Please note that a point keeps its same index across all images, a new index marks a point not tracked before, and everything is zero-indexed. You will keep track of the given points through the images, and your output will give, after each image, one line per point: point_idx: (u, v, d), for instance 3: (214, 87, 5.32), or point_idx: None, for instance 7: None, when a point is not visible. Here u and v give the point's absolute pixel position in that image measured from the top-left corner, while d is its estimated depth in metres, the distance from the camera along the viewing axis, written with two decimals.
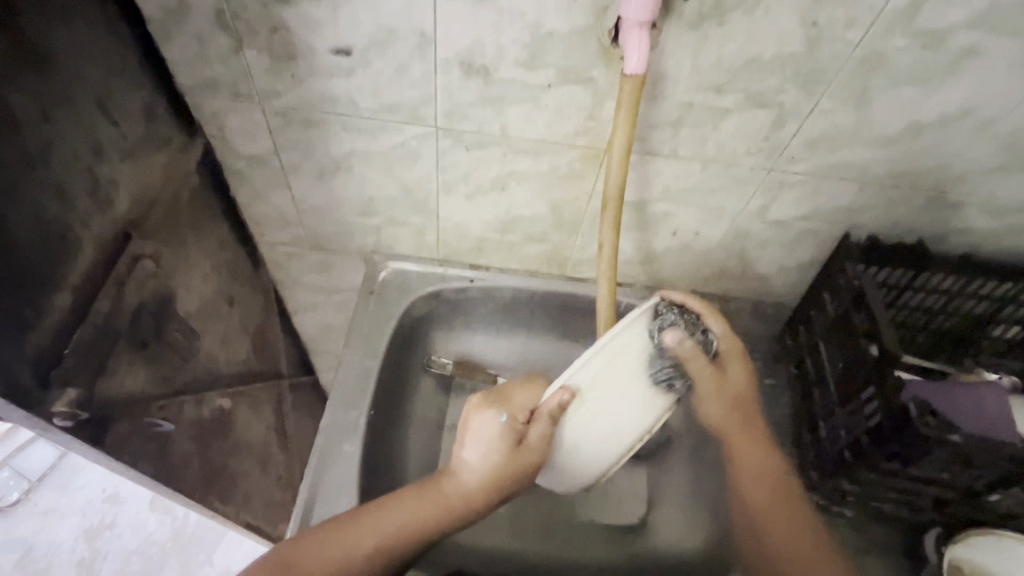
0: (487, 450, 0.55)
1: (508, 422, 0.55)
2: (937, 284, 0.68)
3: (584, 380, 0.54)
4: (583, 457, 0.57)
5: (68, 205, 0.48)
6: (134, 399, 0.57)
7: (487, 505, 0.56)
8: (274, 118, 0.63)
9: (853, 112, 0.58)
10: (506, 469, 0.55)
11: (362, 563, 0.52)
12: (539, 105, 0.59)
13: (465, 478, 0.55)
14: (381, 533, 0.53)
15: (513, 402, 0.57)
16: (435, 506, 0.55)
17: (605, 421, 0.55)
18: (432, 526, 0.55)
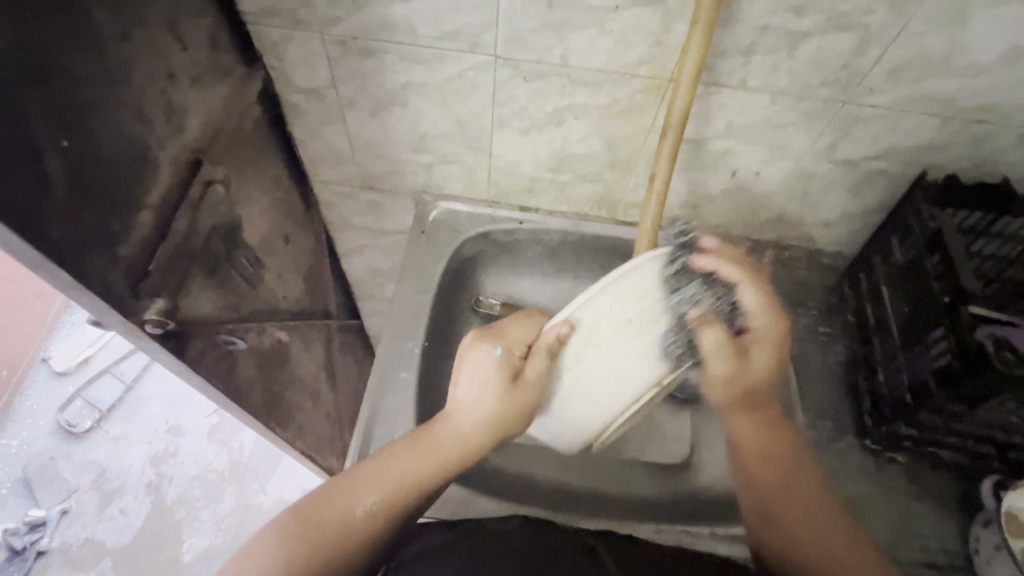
0: (482, 385, 0.53)
1: (504, 355, 0.54)
2: (1022, 229, 0.64)
3: (586, 317, 0.54)
4: (588, 402, 0.54)
5: (146, 125, 0.50)
6: (208, 320, 0.61)
7: (485, 450, 0.54)
8: (333, 47, 0.63)
9: (946, 34, 0.54)
10: (502, 408, 0.53)
11: (366, 522, 0.50)
12: (604, 30, 0.57)
13: (458, 421, 0.53)
14: (379, 488, 0.51)
15: (510, 337, 0.56)
16: (432, 455, 0.52)
17: (606, 366, 0.52)
18: (431, 476, 0.52)
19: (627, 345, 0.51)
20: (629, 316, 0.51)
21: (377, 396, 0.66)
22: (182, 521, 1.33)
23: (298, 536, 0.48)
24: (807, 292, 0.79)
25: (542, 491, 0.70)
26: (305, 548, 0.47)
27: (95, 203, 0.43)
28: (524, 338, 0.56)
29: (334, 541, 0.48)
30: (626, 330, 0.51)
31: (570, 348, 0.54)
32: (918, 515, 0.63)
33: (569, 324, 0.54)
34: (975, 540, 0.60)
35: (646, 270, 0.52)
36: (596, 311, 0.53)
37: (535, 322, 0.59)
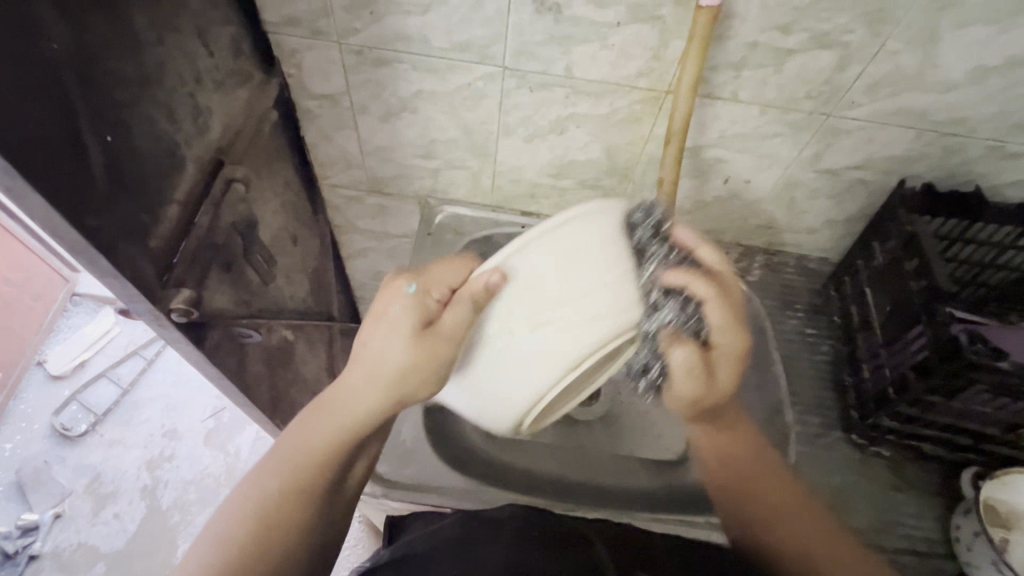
0: (389, 332, 0.46)
1: (418, 293, 0.47)
2: (990, 235, 0.69)
3: (522, 270, 0.45)
4: (526, 367, 0.46)
5: (175, 125, 0.52)
6: (224, 313, 0.63)
7: (387, 411, 0.48)
8: (349, 56, 0.67)
9: (920, 53, 0.58)
10: (410, 359, 0.45)
11: (277, 507, 0.45)
12: (606, 44, 0.61)
13: (354, 384, 0.47)
14: (282, 471, 0.47)
15: (431, 275, 0.48)
16: (331, 424, 0.47)
17: (533, 343, 0.45)
18: (335, 444, 0.48)
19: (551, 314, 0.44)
20: (562, 286, 0.44)
21: None
22: (176, 526, 1.32)
23: (231, 535, 0.44)
24: (795, 295, 0.83)
25: (541, 483, 0.72)
26: (230, 550, 0.43)
27: (128, 197, 0.46)
28: (451, 282, 0.47)
29: (253, 534, 0.44)
30: (571, 282, 0.44)
31: (502, 305, 0.46)
32: (901, 505, 0.66)
33: (499, 273, 0.46)
34: (956, 529, 0.62)
35: (584, 223, 0.45)
36: (533, 266, 0.45)
37: (473, 262, 0.50)
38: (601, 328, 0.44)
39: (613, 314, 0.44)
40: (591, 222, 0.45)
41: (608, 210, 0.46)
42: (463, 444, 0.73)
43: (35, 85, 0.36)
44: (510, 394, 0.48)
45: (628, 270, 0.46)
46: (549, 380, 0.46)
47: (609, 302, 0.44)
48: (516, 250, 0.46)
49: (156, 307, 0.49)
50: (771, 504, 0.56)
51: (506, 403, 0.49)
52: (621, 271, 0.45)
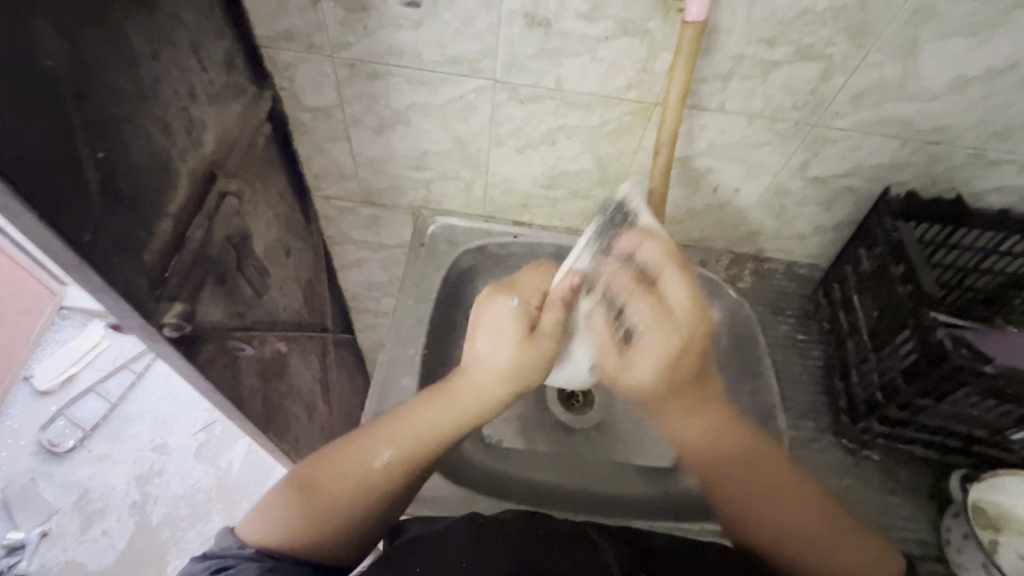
0: (501, 338, 0.57)
1: (520, 304, 0.59)
2: (972, 241, 0.71)
3: (582, 270, 0.63)
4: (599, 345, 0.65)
5: (169, 139, 0.53)
6: (218, 327, 0.63)
7: (502, 403, 0.57)
8: (341, 69, 0.67)
9: (901, 65, 0.60)
10: (521, 356, 0.57)
11: (385, 480, 0.54)
12: (595, 57, 0.62)
13: (471, 376, 0.56)
14: (396, 447, 0.55)
15: (523, 288, 0.62)
16: (445, 410, 0.56)
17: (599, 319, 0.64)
18: (450, 428, 0.56)
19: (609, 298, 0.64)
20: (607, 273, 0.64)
21: (380, 400, 0.68)
22: (167, 542, 1.30)
23: (316, 496, 0.53)
24: (786, 302, 0.84)
25: (542, 493, 0.72)
26: (331, 497, 0.53)
27: (122, 212, 0.46)
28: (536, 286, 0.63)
29: (357, 497, 0.54)
30: (608, 275, 0.65)
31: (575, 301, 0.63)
32: (894, 508, 0.67)
33: (573, 277, 0.63)
34: (946, 531, 0.63)
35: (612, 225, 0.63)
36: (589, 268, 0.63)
37: (543, 272, 0.66)
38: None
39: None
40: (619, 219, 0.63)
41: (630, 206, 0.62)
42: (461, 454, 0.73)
43: (30, 101, 0.37)
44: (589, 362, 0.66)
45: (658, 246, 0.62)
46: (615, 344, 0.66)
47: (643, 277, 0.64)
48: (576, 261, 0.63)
49: (148, 321, 0.48)
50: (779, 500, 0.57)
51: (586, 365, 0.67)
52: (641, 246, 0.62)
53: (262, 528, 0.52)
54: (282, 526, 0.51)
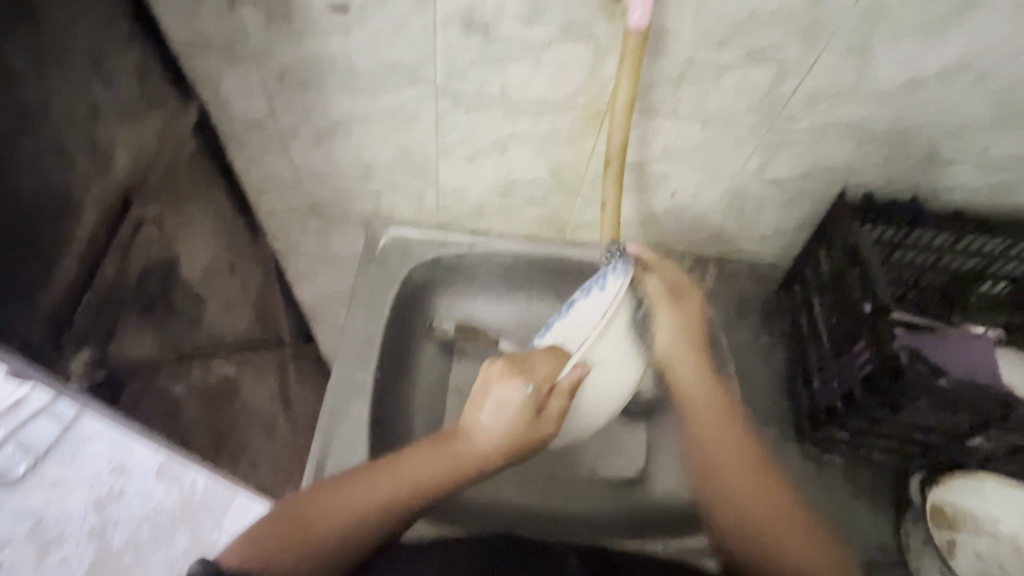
0: (507, 417, 0.56)
1: (533, 392, 0.57)
2: (928, 240, 0.70)
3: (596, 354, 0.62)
4: (597, 411, 0.67)
5: (69, 168, 0.48)
6: (143, 362, 0.59)
7: (497, 466, 0.58)
8: (270, 79, 0.62)
9: (853, 66, 0.58)
10: (524, 433, 0.57)
11: (373, 519, 0.53)
12: (540, 64, 0.59)
13: (473, 433, 0.57)
14: (394, 488, 0.55)
15: (537, 372, 0.58)
16: (445, 459, 0.56)
17: (601, 389, 0.65)
18: (449, 483, 0.56)
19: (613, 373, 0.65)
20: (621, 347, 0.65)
21: (326, 431, 0.65)
22: None
23: (299, 525, 0.52)
24: (748, 304, 0.82)
25: (493, 519, 0.70)
26: (321, 531, 0.52)
27: (12, 254, 0.42)
28: (547, 371, 0.58)
29: (343, 530, 0.52)
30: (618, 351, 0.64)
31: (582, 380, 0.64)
32: (854, 513, 0.66)
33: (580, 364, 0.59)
34: (905, 535, 0.63)
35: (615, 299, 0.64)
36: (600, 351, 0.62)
37: (559, 351, 0.61)
38: (629, 370, 0.66)
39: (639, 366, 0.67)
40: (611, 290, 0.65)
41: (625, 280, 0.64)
42: None
43: None
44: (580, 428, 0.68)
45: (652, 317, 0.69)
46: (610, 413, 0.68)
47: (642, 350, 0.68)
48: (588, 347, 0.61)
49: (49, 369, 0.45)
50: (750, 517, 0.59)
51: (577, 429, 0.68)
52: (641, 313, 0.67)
53: (240, 555, 0.49)
54: (262, 554, 0.49)
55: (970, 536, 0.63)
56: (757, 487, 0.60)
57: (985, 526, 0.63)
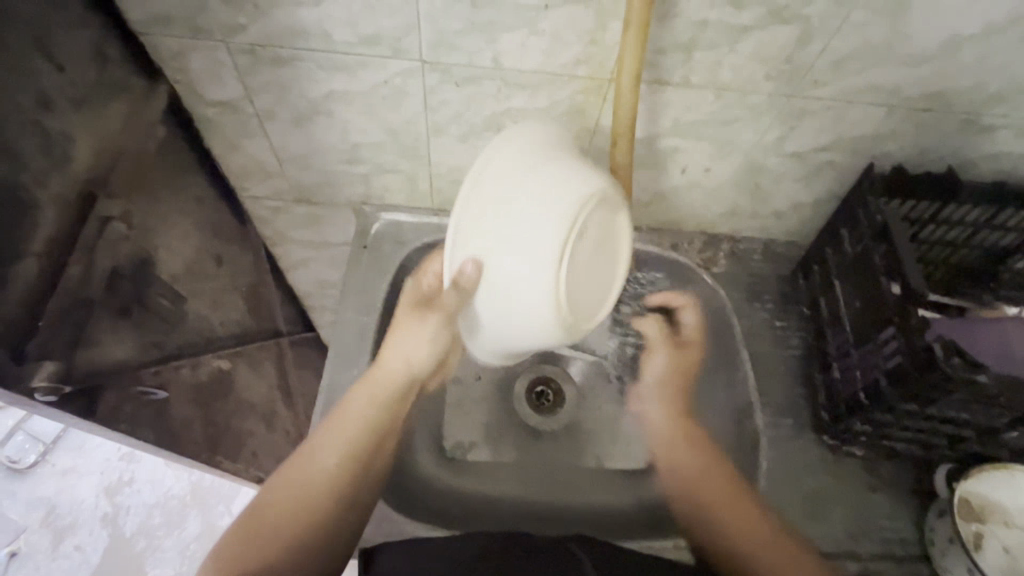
0: (398, 325, 0.56)
1: (415, 284, 0.60)
2: (960, 216, 0.64)
3: (477, 245, 0.46)
4: (512, 289, 0.45)
5: (14, 163, 0.45)
6: (121, 366, 0.57)
7: (409, 379, 0.56)
8: (241, 56, 0.57)
9: (887, 24, 0.52)
10: (417, 326, 0.55)
11: (331, 483, 0.51)
12: (536, 31, 0.53)
13: (386, 360, 0.56)
14: (335, 446, 0.52)
15: (425, 271, 0.61)
16: (366, 395, 0.55)
17: (505, 259, 0.44)
18: (375, 413, 0.54)
19: (506, 220, 0.44)
20: (512, 212, 0.44)
21: None
22: (142, 553, 1.27)
23: (254, 522, 0.49)
24: (764, 285, 0.77)
25: (501, 515, 0.67)
26: (274, 519, 0.49)
27: None
28: (437, 270, 0.60)
29: (298, 515, 0.49)
30: (498, 201, 0.45)
31: (482, 280, 0.46)
32: (874, 505, 0.63)
33: (470, 261, 0.46)
34: (931, 530, 0.60)
35: (497, 170, 0.46)
36: (489, 235, 0.45)
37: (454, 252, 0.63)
38: (544, 227, 0.43)
39: (555, 220, 0.43)
40: (509, 151, 0.47)
41: (513, 140, 0.48)
42: (418, 477, 0.66)
43: None
44: (525, 326, 0.47)
45: (560, 165, 0.45)
46: (545, 295, 0.44)
47: (563, 201, 0.43)
48: (471, 233, 0.47)
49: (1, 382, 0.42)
50: (727, 528, 0.54)
51: (523, 328, 0.47)
52: (541, 159, 0.45)
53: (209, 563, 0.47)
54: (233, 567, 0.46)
55: (1001, 530, 0.59)
56: (728, 490, 0.56)
57: (1016, 519, 0.60)
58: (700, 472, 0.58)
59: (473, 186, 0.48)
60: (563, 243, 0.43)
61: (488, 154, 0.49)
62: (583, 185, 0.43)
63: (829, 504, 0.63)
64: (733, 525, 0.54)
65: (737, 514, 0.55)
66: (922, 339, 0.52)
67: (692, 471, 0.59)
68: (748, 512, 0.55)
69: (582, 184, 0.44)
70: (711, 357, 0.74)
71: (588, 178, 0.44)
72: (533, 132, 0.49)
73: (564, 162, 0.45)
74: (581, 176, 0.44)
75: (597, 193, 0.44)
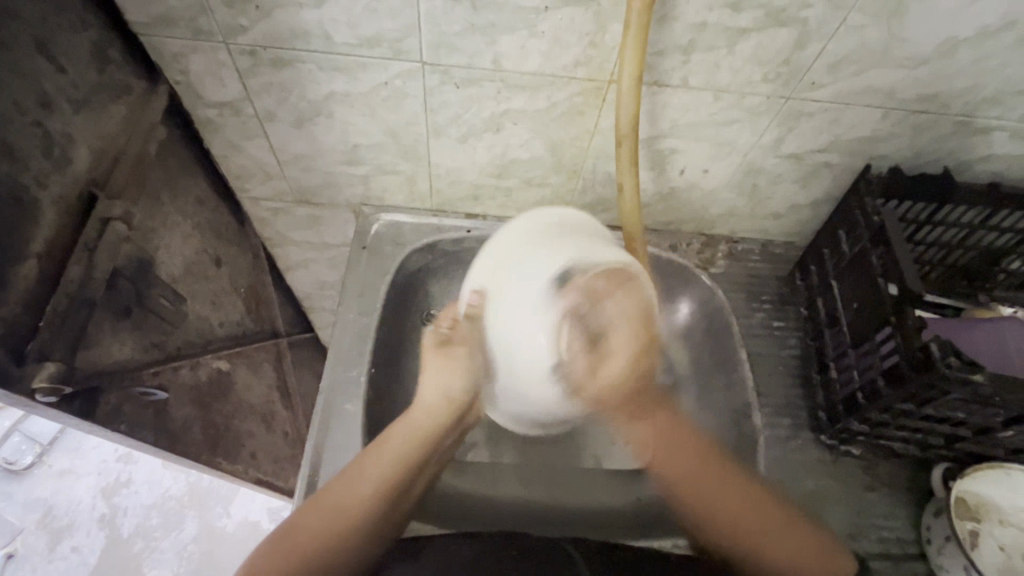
0: (435, 365, 0.58)
1: (434, 328, 0.61)
2: (957, 217, 0.64)
3: (491, 283, 0.54)
4: (516, 358, 0.51)
5: (14, 164, 0.45)
6: (121, 367, 0.57)
7: (450, 417, 0.58)
8: (241, 57, 0.57)
9: (883, 27, 0.52)
10: (455, 373, 0.58)
11: (365, 515, 0.50)
12: (536, 33, 0.53)
13: (425, 396, 0.57)
14: (379, 476, 0.52)
15: (444, 315, 0.61)
16: (410, 431, 0.56)
17: (510, 325, 0.51)
18: (418, 450, 0.56)
19: (520, 289, 0.51)
20: (525, 271, 0.51)
21: (318, 436, 0.61)
22: (140, 554, 1.27)
23: (297, 541, 0.48)
24: (763, 286, 0.77)
25: (499, 513, 0.67)
26: (318, 541, 0.48)
27: None
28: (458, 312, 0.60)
29: (340, 535, 0.49)
30: (514, 266, 0.53)
31: (488, 319, 0.53)
32: (872, 505, 0.64)
33: (480, 294, 0.54)
34: (927, 529, 0.60)
35: (518, 232, 0.55)
36: (503, 281, 0.53)
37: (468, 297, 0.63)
38: (553, 290, 0.49)
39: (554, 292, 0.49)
40: (533, 222, 0.56)
41: (538, 214, 0.56)
42: None
43: None
44: (528, 381, 0.52)
45: (579, 241, 0.52)
46: (548, 354, 0.50)
47: (574, 271, 0.50)
48: (486, 275, 0.55)
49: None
50: (722, 523, 0.53)
51: (530, 392, 0.53)
52: (560, 236, 0.53)
53: None
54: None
55: (996, 528, 0.59)
56: (709, 480, 0.55)
57: (1011, 517, 0.60)
58: (697, 492, 0.55)
59: (491, 248, 0.57)
60: (568, 310, 0.49)
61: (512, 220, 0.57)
62: (596, 264, 0.50)
63: (827, 503, 0.63)
64: (722, 514, 0.54)
65: (717, 502, 0.54)
66: (920, 341, 0.52)
67: (695, 495, 0.55)
68: (730, 496, 0.54)
69: (592, 266, 0.50)
70: (712, 358, 0.73)
71: (601, 258, 0.51)
72: (557, 211, 0.57)
73: (570, 239, 0.53)
74: (596, 259, 0.51)
75: (610, 274, 0.50)
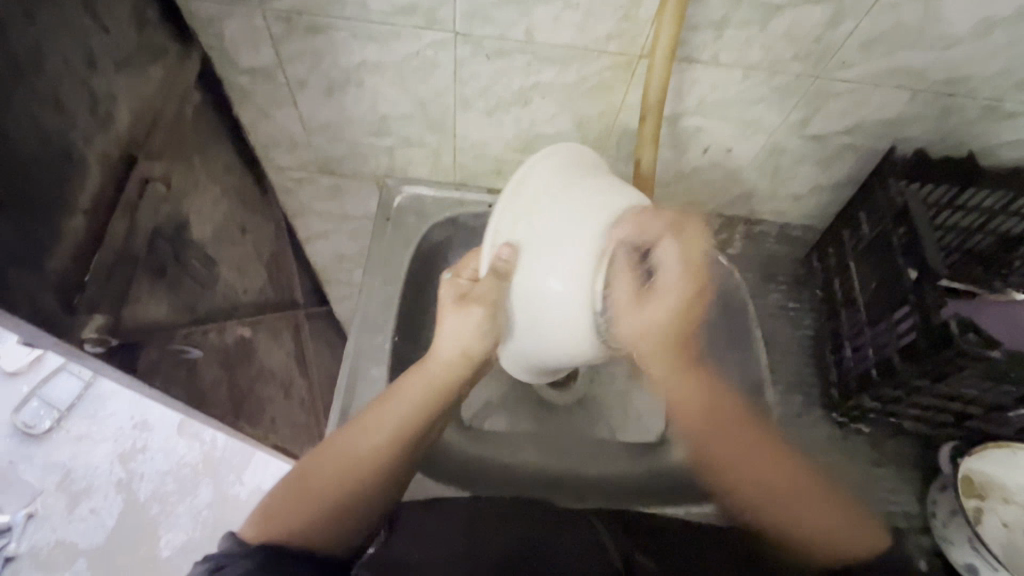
0: (456, 319, 0.53)
1: (452, 277, 0.56)
2: (980, 200, 0.65)
3: (521, 234, 0.51)
4: (554, 303, 0.48)
5: (65, 122, 0.46)
6: (158, 326, 0.59)
7: (464, 374, 0.56)
8: (276, 23, 0.58)
9: (918, 6, 0.52)
10: (465, 327, 0.53)
11: (377, 465, 0.51)
12: (571, 4, 0.54)
13: (441, 350, 0.55)
14: (390, 427, 0.52)
15: (467, 267, 0.57)
16: (426, 385, 0.55)
17: (545, 268, 0.48)
18: (431, 405, 0.55)
19: (561, 229, 0.48)
20: (550, 215, 0.49)
21: (346, 401, 0.63)
22: (157, 517, 1.31)
23: (308, 488, 0.49)
24: (779, 266, 0.78)
25: (519, 479, 0.69)
26: (328, 490, 0.49)
27: (26, 219, 0.42)
28: (477, 266, 0.57)
29: (351, 484, 0.50)
30: (551, 209, 0.49)
31: (518, 268, 0.50)
32: (881, 480, 0.65)
33: (511, 248, 0.50)
34: (933, 504, 0.62)
35: (539, 179, 0.53)
36: (531, 228, 0.50)
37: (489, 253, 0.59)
38: (581, 225, 0.47)
39: (598, 227, 0.47)
40: (546, 170, 0.54)
41: (557, 154, 0.55)
42: (438, 443, 0.67)
43: None
44: (558, 324, 0.49)
45: (610, 180, 0.52)
46: (583, 287, 0.47)
47: (605, 206, 0.48)
48: (513, 229, 0.52)
49: (51, 330, 0.44)
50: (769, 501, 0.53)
51: (560, 341, 0.51)
52: (579, 176, 0.52)
53: (260, 528, 0.46)
54: (289, 531, 0.46)
55: (1001, 505, 0.61)
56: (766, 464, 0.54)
57: (1015, 495, 0.62)
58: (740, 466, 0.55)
59: (511, 200, 0.54)
60: (603, 245, 0.47)
61: (530, 167, 0.55)
62: (623, 199, 0.49)
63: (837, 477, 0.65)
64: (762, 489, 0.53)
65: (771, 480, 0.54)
66: (940, 322, 0.53)
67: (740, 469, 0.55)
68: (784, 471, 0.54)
69: (628, 204, 0.49)
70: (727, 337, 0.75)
71: (628, 197, 0.50)
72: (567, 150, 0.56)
73: (602, 177, 0.52)
74: (613, 190, 0.50)
75: (639, 209, 0.49)
